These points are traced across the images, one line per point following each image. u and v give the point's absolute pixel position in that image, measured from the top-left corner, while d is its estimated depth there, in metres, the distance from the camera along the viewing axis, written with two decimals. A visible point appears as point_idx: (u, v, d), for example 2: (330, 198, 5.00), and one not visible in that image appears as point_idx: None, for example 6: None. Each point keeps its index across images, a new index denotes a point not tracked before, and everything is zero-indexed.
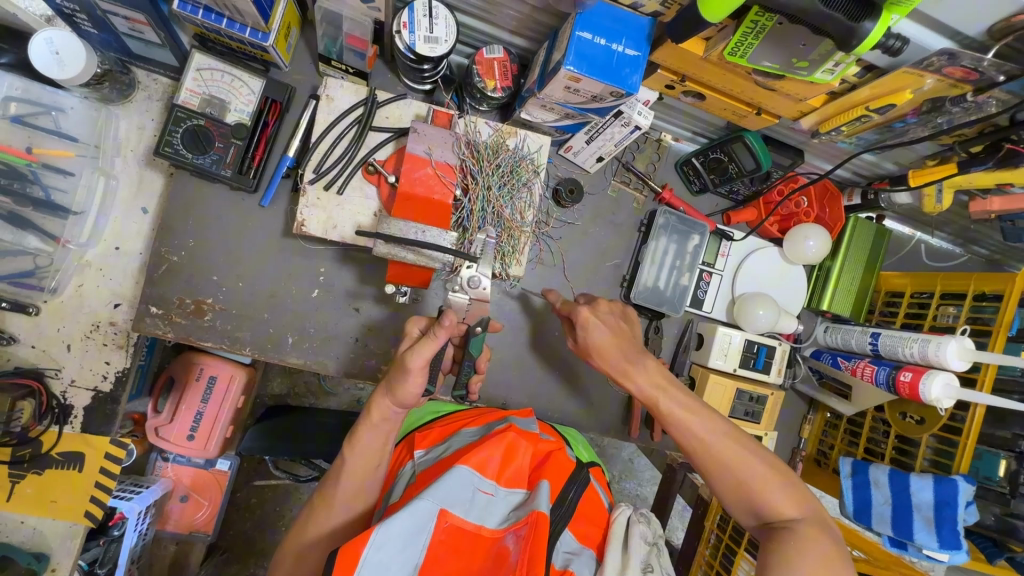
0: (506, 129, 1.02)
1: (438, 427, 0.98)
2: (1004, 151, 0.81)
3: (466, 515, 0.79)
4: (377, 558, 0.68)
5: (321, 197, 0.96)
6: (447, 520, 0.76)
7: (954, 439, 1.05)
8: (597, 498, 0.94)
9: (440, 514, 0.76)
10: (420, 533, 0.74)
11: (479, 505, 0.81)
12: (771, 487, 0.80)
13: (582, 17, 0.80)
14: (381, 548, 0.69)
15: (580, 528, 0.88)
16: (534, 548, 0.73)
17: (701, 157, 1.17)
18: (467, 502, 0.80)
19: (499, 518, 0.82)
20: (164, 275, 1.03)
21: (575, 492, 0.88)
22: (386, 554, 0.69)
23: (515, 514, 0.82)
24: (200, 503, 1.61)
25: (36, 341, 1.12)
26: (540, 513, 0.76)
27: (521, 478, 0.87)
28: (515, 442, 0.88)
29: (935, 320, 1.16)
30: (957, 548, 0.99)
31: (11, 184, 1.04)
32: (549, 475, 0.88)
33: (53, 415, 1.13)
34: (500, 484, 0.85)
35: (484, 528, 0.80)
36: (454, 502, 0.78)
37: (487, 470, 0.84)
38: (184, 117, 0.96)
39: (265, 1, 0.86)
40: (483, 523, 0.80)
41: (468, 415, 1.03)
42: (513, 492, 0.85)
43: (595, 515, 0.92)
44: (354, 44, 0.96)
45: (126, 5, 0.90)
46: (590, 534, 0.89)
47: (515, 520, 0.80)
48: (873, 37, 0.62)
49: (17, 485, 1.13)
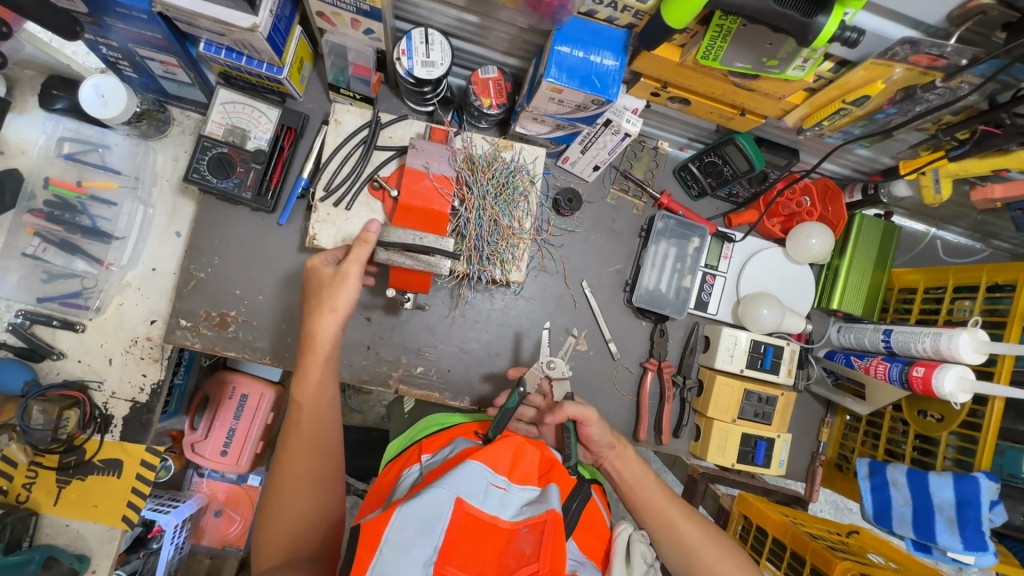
0: (502, 143, 1.08)
1: (446, 431, 1.00)
2: (979, 134, 0.83)
3: (481, 505, 0.78)
4: (397, 538, 0.71)
5: (331, 212, 1.04)
6: (463, 507, 0.76)
7: (974, 436, 1.01)
8: (599, 513, 0.94)
9: (456, 501, 0.75)
10: (436, 520, 0.73)
11: (494, 499, 0.80)
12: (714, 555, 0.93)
13: (560, 33, 0.86)
14: (402, 526, 0.72)
15: (583, 537, 0.89)
16: (554, 544, 0.73)
17: (698, 162, 1.20)
18: (482, 493, 0.78)
19: (514, 511, 0.80)
20: (193, 291, 1.12)
21: (579, 502, 0.89)
22: (406, 534, 0.71)
23: (529, 508, 0.81)
24: (232, 518, 1.68)
25: (81, 356, 1.22)
26: (555, 512, 0.76)
27: (532, 476, 0.85)
28: (523, 444, 0.87)
29: (950, 314, 1.13)
30: (983, 549, 0.94)
31: (63, 214, 1.20)
32: (557, 478, 0.88)
33: (96, 424, 1.22)
34: (513, 481, 0.83)
35: (501, 521, 0.78)
36: (470, 493, 0.77)
37: (499, 466, 0.83)
38: (210, 146, 1.06)
39: (278, 39, 0.96)
40: (499, 515, 0.79)
41: (468, 424, 1.02)
42: (527, 488, 0.83)
43: (598, 527, 0.92)
44: (359, 72, 1.06)
45: (161, 49, 1.02)
46: (593, 545, 0.89)
47: (531, 514, 0.79)
48: (828, 32, 0.65)
49: (63, 490, 1.23)
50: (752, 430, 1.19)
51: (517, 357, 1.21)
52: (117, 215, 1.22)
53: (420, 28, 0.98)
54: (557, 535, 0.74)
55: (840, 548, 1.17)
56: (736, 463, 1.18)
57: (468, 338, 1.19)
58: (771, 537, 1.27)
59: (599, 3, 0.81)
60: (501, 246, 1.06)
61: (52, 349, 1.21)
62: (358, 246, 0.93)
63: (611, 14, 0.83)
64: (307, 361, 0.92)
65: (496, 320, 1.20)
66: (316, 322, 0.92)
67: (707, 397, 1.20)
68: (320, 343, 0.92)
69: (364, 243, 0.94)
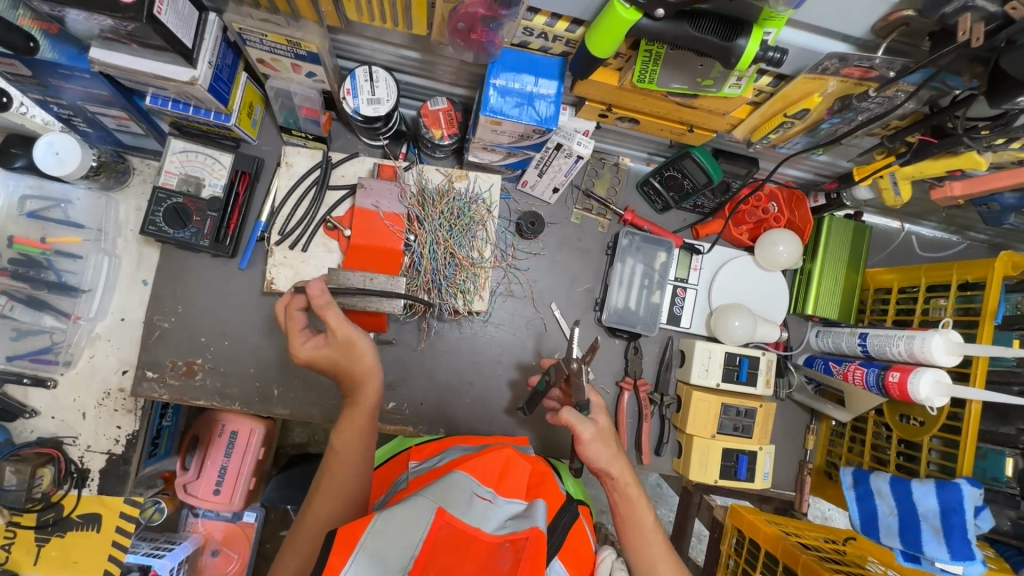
0: (456, 173, 1.08)
1: (434, 443, 0.98)
2: (917, 142, 0.83)
3: (464, 516, 0.74)
4: (373, 545, 0.66)
5: (288, 256, 1.05)
6: (445, 518, 0.71)
7: (956, 440, 0.99)
8: (585, 537, 0.91)
9: (439, 511, 0.71)
10: (417, 525, 0.70)
11: (477, 509, 0.76)
12: None
13: (494, 65, 0.86)
14: (379, 535, 0.67)
15: (569, 556, 0.85)
16: (533, 562, 0.70)
17: (658, 177, 1.18)
18: (466, 504, 0.75)
19: (496, 524, 0.76)
20: (158, 341, 1.12)
21: (567, 520, 0.87)
22: (383, 542, 0.67)
23: (513, 522, 0.77)
24: (229, 558, 1.58)
25: (55, 413, 1.22)
26: (538, 529, 0.73)
27: (520, 489, 0.83)
28: (514, 457, 0.86)
29: (925, 315, 1.10)
30: (970, 559, 0.92)
31: (29, 271, 1.19)
32: (544, 494, 0.85)
33: (73, 479, 1.21)
34: (498, 493, 0.81)
35: (483, 532, 0.73)
36: (453, 502, 0.74)
37: (485, 477, 0.82)
38: (165, 198, 1.06)
39: (221, 88, 0.96)
40: (481, 526, 0.74)
41: (454, 437, 1.00)
42: (511, 502, 0.81)
43: (584, 549, 0.89)
44: (308, 113, 1.05)
45: (108, 105, 1.01)
46: (576, 561, 0.86)
47: (515, 529, 0.75)
48: (750, 53, 0.65)
49: (43, 549, 1.22)
50: (733, 445, 1.17)
51: (489, 384, 1.20)
52: (83, 269, 1.21)
53: (363, 67, 0.97)
54: (537, 553, 0.71)
55: (832, 559, 1.09)
56: (718, 479, 1.17)
57: (438, 369, 1.18)
58: (763, 551, 1.17)
59: (529, 34, 0.82)
60: (460, 278, 1.05)
61: (24, 407, 1.20)
62: (329, 315, 0.86)
63: (544, 44, 0.84)
64: (348, 412, 0.92)
65: (466, 350, 1.19)
66: (356, 368, 0.90)
67: (684, 414, 1.18)
68: (358, 396, 0.91)
69: (329, 307, 0.87)
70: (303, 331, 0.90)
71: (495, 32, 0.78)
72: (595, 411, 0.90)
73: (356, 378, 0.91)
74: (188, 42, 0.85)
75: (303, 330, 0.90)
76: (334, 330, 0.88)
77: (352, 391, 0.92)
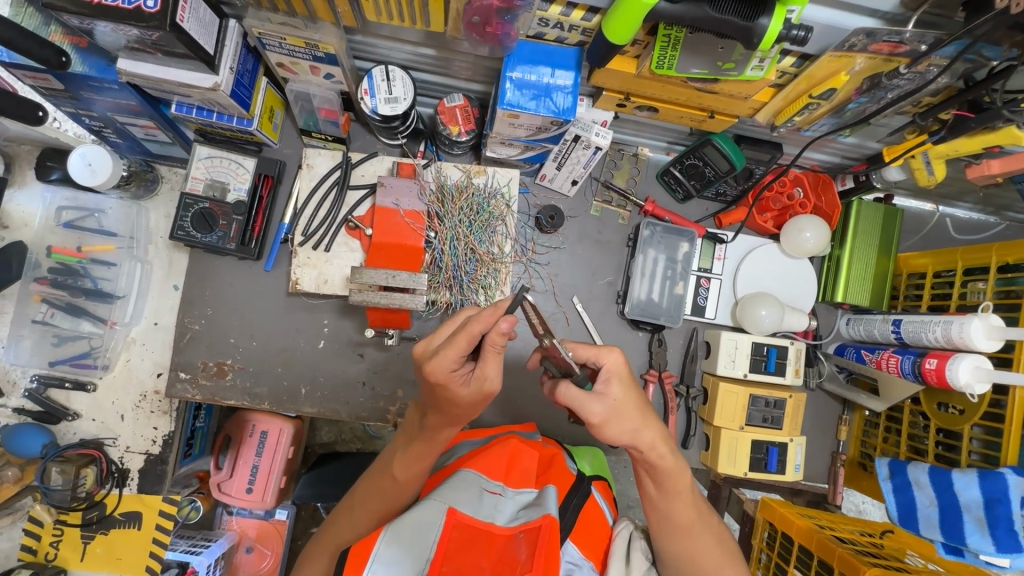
0: (474, 169, 1.09)
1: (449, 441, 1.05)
2: (952, 118, 0.81)
3: (475, 513, 0.79)
4: (388, 553, 0.72)
5: (312, 256, 1.07)
6: (456, 518, 0.77)
7: (999, 428, 0.95)
8: (601, 513, 0.90)
9: (449, 512, 0.77)
10: (428, 530, 0.76)
11: (488, 504, 0.82)
12: (710, 563, 0.87)
13: (511, 58, 0.86)
14: (391, 544, 0.73)
15: (585, 539, 0.85)
16: (547, 549, 0.73)
17: (678, 165, 1.15)
18: (475, 502, 0.80)
19: (508, 517, 0.81)
20: (189, 343, 1.15)
21: (578, 499, 0.87)
22: (396, 550, 0.72)
23: (524, 513, 0.81)
24: (263, 554, 1.60)
25: (95, 415, 1.25)
26: (551, 517, 0.75)
27: (529, 478, 0.87)
28: (519, 448, 0.89)
29: (963, 299, 1.06)
30: (1018, 551, 0.88)
31: (68, 279, 1.24)
32: (554, 478, 0.88)
33: (113, 479, 1.24)
34: (508, 485, 0.85)
35: (496, 526, 0.79)
36: (463, 502, 0.80)
37: (494, 472, 0.86)
38: (192, 203, 1.08)
39: (243, 92, 0.98)
40: (493, 522, 0.80)
41: (466, 430, 1.06)
42: (521, 492, 0.85)
43: (600, 527, 0.88)
44: (327, 115, 1.07)
45: (137, 115, 1.04)
46: (593, 544, 0.86)
47: (527, 519, 0.79)
48: (773, 32, 0.63)
49: (89, 546, 1.28)
50: (763, 437, 1.15)
51: (512, 379, 1.20)
52: (117, 276, 1.24)
53: (380, 66, 0.97)
54: (552, 541, 0.73)
55: (870, 552, 1.05)
56: (748, 472, 1.15)
57: None
58: (797, 544, 1.13)
59: (544, 25, 0.82)
60: (481, 273, 1.06)
61: (67, 410, 1.24)
62: (490, 362, 0.74)
63: (560, 34, 0.84)
64: (411, 443, 0.88)
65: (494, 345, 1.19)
66: (461, 417, 0.80)
67: (712, 406, 1.17)
68: (437, 427, 0.84)
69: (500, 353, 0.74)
70: (454, 354, 0.74)
71: (510, 24, 0.79)
72: (603, 386, 0.74)
73: (448, 420, 0.81)
74: (211, 48, 0.87)
75: (458, 354, 0.74)
76: (485, 377, 0.75)
77: (436, 419, 0.83)
